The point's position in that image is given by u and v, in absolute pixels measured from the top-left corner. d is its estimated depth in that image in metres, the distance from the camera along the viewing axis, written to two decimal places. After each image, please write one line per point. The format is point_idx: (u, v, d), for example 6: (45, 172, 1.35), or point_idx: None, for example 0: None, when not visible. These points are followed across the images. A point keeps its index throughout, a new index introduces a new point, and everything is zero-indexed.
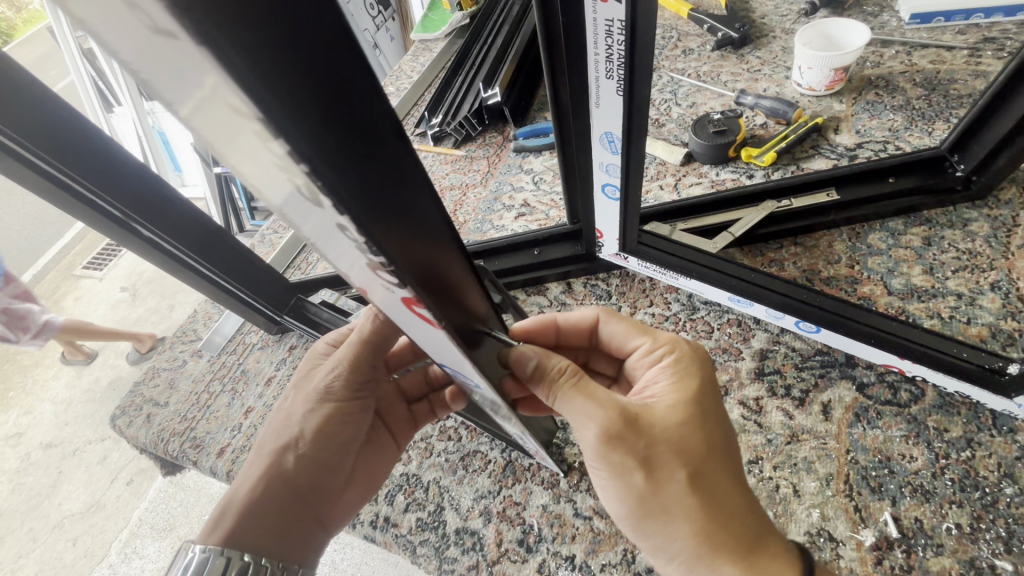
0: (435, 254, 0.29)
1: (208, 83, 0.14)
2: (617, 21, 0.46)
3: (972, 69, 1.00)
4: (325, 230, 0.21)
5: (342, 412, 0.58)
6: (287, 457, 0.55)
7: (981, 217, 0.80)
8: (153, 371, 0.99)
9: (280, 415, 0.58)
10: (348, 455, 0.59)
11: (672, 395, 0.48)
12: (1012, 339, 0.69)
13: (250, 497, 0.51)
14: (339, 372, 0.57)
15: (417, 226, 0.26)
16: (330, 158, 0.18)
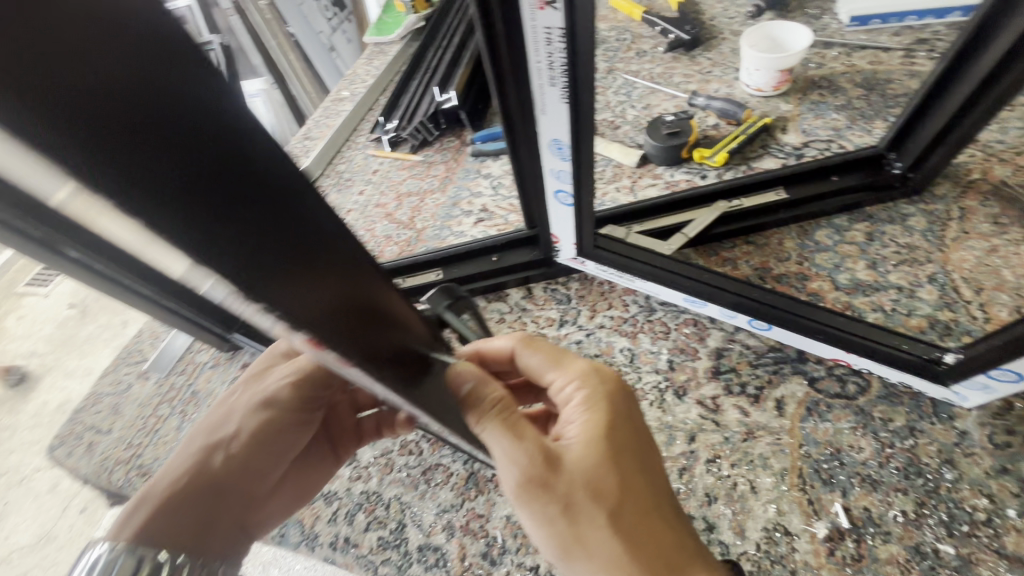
0: (333, 282, 0.31)
1: (59, 178, 0.17)
2: (556, 29, 0.46)
3: (906, 69, 1.04)
4: (192, 275, 0.23)
5: (281, 421, 0.60)
6: (215, 456, 0.56)
7: (918, 212, 0.84)
8: (95, 397, 0.93)
9: (221, 410, 0.60)
10: (277, 464, 0.60)
11: (580, 432, 0.49)
12: (948, 329, 0.72)
13: (171, 490, 0.52)
14: (290, 381, 0.59)
15: (306, 256, 0.28)
16: (195, 222, 0.21)
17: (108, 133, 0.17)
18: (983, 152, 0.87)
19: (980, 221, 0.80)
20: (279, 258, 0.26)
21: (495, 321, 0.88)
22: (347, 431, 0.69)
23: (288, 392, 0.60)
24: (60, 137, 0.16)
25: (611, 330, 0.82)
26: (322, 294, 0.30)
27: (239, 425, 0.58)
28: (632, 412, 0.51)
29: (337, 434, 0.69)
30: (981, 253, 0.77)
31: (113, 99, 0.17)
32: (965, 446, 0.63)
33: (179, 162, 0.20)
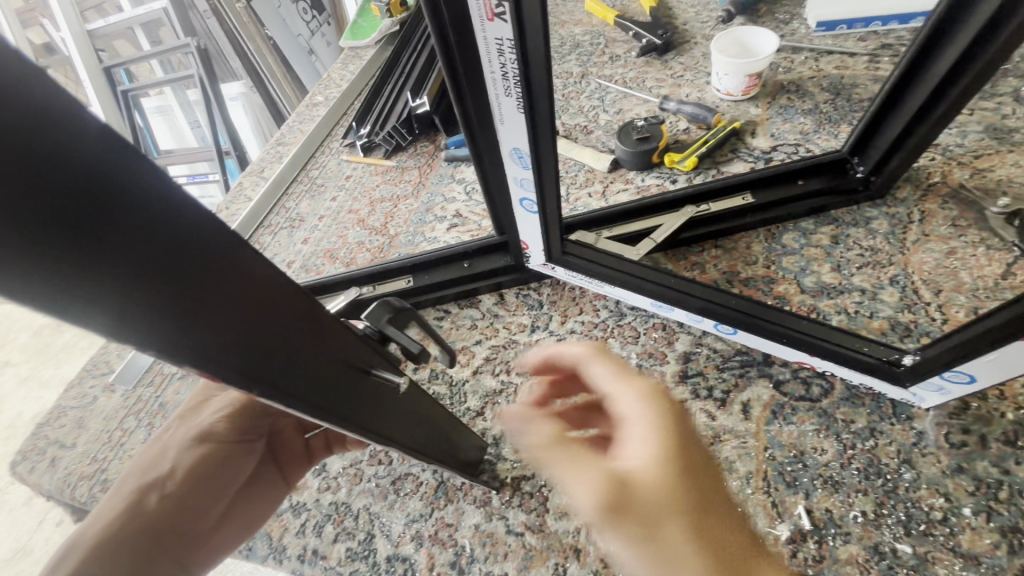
0: (259, 325, 0.34)
1: None
2: (506, 40, 0.46)
3: (871, 74, 1.06)
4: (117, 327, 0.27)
5: (223, 454, 0.53)
6: (149, 498, 0.47)
7: (881, 215, 0.85)
8: (59, 411, 0.91)
9: (153, 446, 0.51)
10: (221, 500, 0.53)
11: (650, 443, 0.42)
12: (908, 331, 0.73)
13: (100, 537, 0.42)
14: (231, 408, 0.54)
15: (226, 304, 0.31)
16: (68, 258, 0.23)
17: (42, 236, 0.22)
18: (943, 155, 0.89)
19: (940, 224, 0.82)
20: (193, 310, 0.29)
21: (466, 328, 0.87)
22: (296, 453, 0.63)
23: (226, 423, 0.54)
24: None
25: (582, 335, 0.82)
26: (240, 337, 0.32)
27: (173, 462, 0.50)
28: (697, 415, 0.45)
29: (285, 459, 0.63)
30: (941, 255, 0.79)
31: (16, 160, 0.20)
32: (923, 446, 0.64)
33: (99, 245, 0.24)
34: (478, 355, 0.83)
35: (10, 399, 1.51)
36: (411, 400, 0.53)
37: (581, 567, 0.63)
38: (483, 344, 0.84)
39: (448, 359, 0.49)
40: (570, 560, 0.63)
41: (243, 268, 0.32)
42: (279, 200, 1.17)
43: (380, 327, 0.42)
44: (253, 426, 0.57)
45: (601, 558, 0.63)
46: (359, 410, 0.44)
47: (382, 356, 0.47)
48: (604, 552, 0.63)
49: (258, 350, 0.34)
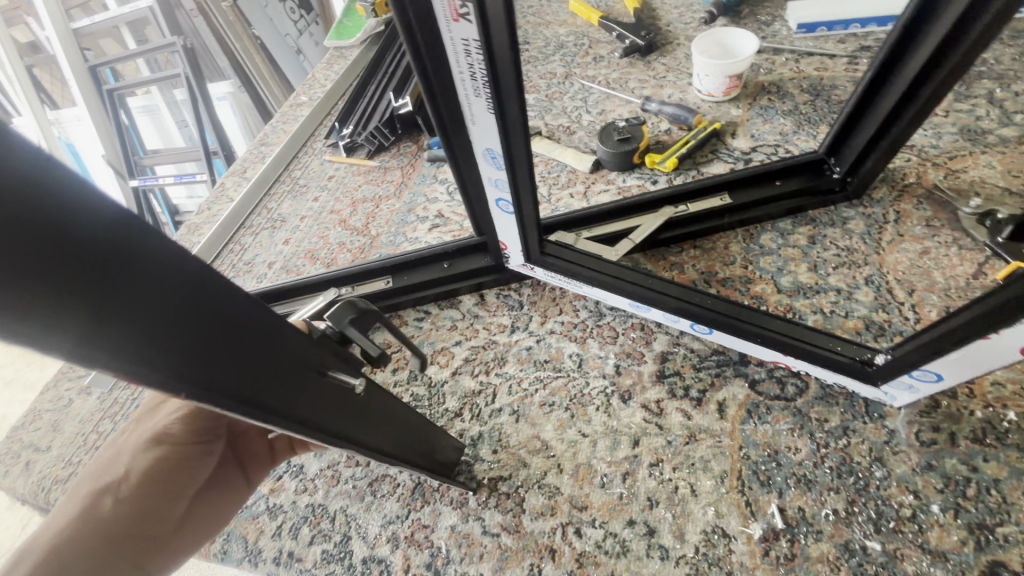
0: (209, 340, 0.33)
1: None
2: (473, 41, 0.46)
3: (850, 75, 1.07)
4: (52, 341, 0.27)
5: (180, 455, 0.52)
6: (103, 501, 0.46)
7: (857, 215, 0.86)
8: (34, 414, 0.90)
9: (108, 452, 0.50)
10: (179, 500, 0.51)
11: None
12: (882, 330, 0.74)
13: (49, 547, 0.41)
14: (186, 409, 0.53)
15: (169, 320, 0.30)
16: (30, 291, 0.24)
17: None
18: (919, 156, 0.90)
19: (914, 224, 0.83)
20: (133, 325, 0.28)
21: (446, 329, 0.87)
22: (259, 453, 0.62)
23: (182, 425, 0.53)
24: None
25: (561, 335, 0.82)
26: (189, 350, 0.31)
27: (127, 467, 0.48)
28: None
29: (249, 459, 0.62)
30: (915, 255, 0.80)
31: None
32: (894, 444, 0.65)
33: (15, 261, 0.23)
34: (458, 356, 0.83)
35: None
36: (379, 402, 0.52)
37: (556, 567, 0.63)
38: (463, 345, 0.84)
39: (418, 362, 0.48)
40: (545, 561, 0.64)
41: (192, 280, 0.31)
42: (261, 200, 1.16)
43: (342, 328, 0.42)
44: (208, 427, 0.56)
45: (576, 558, 0.63)
46: (320, 416, 0.43)
47: (343, 357, 0.46)
48: (579, 552, 0.63)
49: (210, 364, 0.33)
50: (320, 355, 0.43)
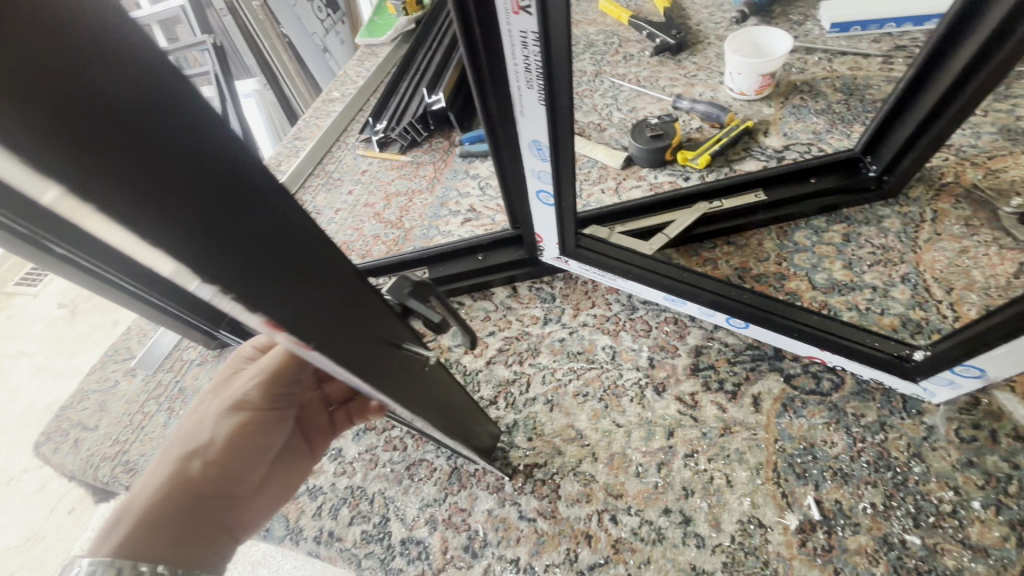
0: (319, 282, 0.31)
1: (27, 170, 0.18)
2: (531, 33, 0.48)
3: (885, 75, 1.07)
4: (178, 274, 0.25)
5: (258, 421, 0.55)
6: (192, 463, 0.48)
7: (893, 214, 0.86)
8: (82, 394, 0.94)
9: (192, 419, 0.54)
10: (258, 465, 0.55)
11: None
12: (919, 327, 0.74)
13: (150, 504, 0.44)
14: (261, 378, 0.55)
15: (283, 254, 0.28)
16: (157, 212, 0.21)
17: (101, 167, 0.19)
18: (957, 156, 0.90)
19: (952, 223, 0.83)
20: (255, 251, 0.26)
21: (480, 320, 0.89)
22: (321, 424, 0.67)
23: (259, 392, 0.55)
24: (39, 143, 0.17)
25: (594, 327, 0.83)
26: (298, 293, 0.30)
27: (212, 433, 0.52)
28: None
29: (311, 430, 0.66)
30: (953, 254, 0.80)
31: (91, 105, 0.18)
32: (932, 440, 0.65)
33: (176, 202, 0.22)
34: (492, 346, 0.85)
35: (24, 389, 1.37)
36: (438, 378, 0.52)
37: (593, 552, 0.64)
38: (496, 335, 0.86)
39: (470, 341, 0.49)
40: (582, 546, 0.65)
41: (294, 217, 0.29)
42: (296, 193, 1.19)
43: (403, 300, 0.43)
44: (287, 394, 0.58)
45: (612, 545, 0.64)
46: (396, 389, 0.43)
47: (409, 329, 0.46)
48: (615, 539, 0.64)
49: (317, 307, 0.31)
50: (395, 329, 0.42)
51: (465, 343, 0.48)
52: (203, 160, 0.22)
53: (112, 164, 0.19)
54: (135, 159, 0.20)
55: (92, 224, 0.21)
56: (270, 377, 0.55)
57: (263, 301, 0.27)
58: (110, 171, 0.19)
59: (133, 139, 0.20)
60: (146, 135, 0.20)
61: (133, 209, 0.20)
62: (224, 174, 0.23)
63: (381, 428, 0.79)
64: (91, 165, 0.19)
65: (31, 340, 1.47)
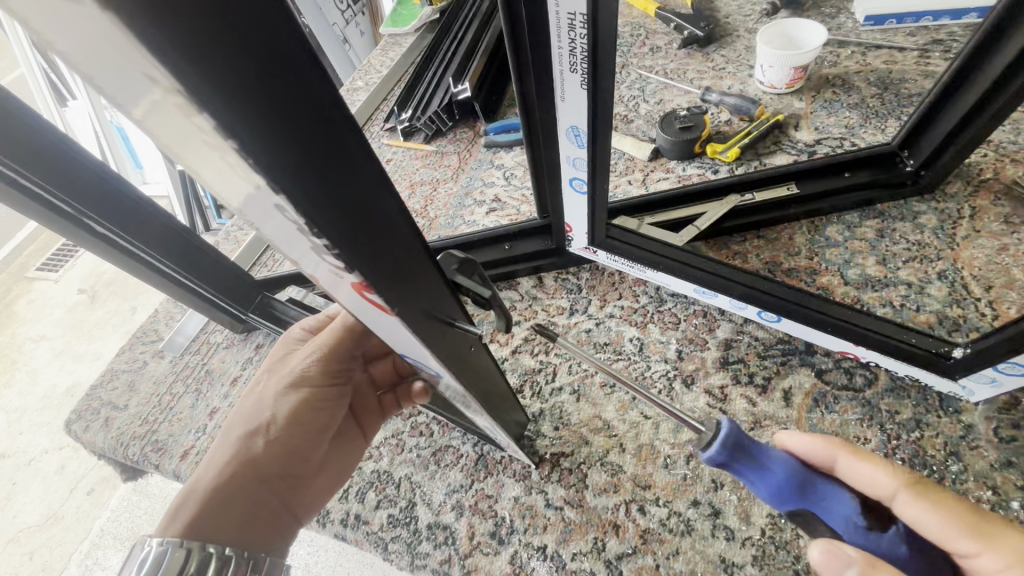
0: (400, 245, 0.30)
1: (161, 89, 0.15)
2: (579, 15, 0.48)
3: (921, 69, 1.04)
4: (276, 223, 0.24)
5: (316, 399, 0.54)
6: (255, 442, 0.50)
7: (930, 210, 0.84)
8: (111, 373, 0.95)
9: (252, 397, 0.54)
10: (316, 445, 0.55)
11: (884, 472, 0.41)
12: (957, 325, 0.73)
13: (217, 483, 0.46)
14: (318, 355, 0.54)
15: (376, 211, 0.27)
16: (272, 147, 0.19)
17: (231, 93, 0.17)
18: (997, 152, 0.88)
19: (991, 220, 0.81)
20: (355, 205, 0.25)
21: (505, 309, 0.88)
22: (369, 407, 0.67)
23: (317, 368, 0.54)
24: (190, 73, 0.15)
25: (621, 319, 0.82)
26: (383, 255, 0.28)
27: (273, 410, 0.52)
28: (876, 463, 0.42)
29: (357, 412, 0.66)
30: (992, 251, 0.78)
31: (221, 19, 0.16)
32: (971, 439, 0.64)
33: (289, 142, 0.20)
34: (517, 336, 0.85)
35: (45, 371, 1.38)
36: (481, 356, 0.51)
37: (621, 542, 0.64)
38: (522, 325, 0.86)
39: (507, 324, 0.47)
40: (609, 535, 0.65)
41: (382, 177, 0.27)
42: None
43: (450, 276, 0.43)
44: (343, 371, 0.57)
45: (639, 535, 0.64)
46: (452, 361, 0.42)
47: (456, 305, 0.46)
48: (643, 529, 0.64)
49: (400, 268, 0.30)
50: (452, 302, 0.41)
51: (500, 325, 0.47)
52: (319, 102, 0.21)
53: (241, 94, 0.17)
54: (259, 93, 0.18)
55: (210, 170, 0.20)
56: (328, 354, 0.54)
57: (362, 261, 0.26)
58: (245, 108, 0.17)
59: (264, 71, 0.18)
60: (268, 65, 0.18)
61: (263, 152, 0.19)
62: (333, 116, 0.22)
63: (408, 414, 0.79)
64: (215, 82, 0.16)
65: (54, 324, 1.48)
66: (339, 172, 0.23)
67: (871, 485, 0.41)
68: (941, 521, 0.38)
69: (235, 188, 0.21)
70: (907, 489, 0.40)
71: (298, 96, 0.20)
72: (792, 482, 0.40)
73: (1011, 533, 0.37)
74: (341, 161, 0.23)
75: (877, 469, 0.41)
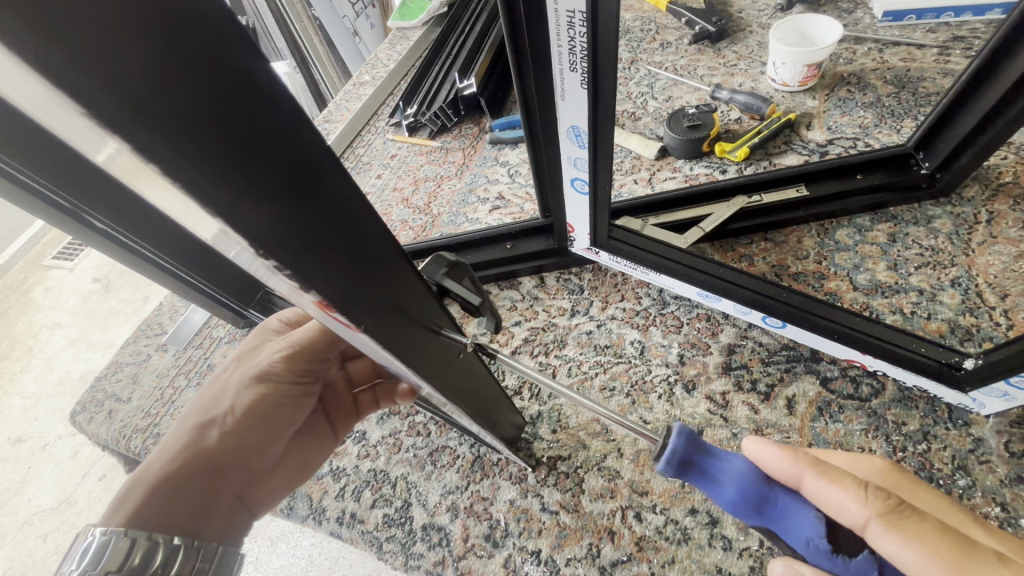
0: (364, 260, 0.31)
1: (113, 145, 0.16)
2: (578, 13, 0.46)
3: (941, 67, 1.01)
4: (223, 240, 0.24)
5: (279, 393, 0.55)
6: (209, 434, 0.50)
7: (945, 215, 0.82)
8: (115, 366, 0.96)
9: (215, 387, 0.55)
10: (276, 441, 0.56)
11: (850, 491, 0.35)
12: (969, 334, 0.71)
13: (165, 471, 0.46)
14: (287, 350, 0.54)
15: (334, 227, 0.27)
16: (232, 186, 0.20)
17: (185, 142, 0.18)
18: (1017, 155, 0.85)
19: (1008, 226, 0.79)
20: (304, 222, 0.25)
21: (506, 309, 0.87)
22: (344, 406, 0.68)
23: (283, 364, 0.55)
24: (141, 132, 0.16)
25: (623, 321, 0.81)
26: (344, 273, 0.29)
27: (232, 402, 0.52)
28: (839, 479, 0.36)
29: (334, 411, 0.67)
30: (1009, 258, 0.76)
31: (174, 70, 0.17)
32: (980, 453, 0.62)
33: (248, 178, 0.21)
34: (517, 336, 0.84)
35: (59, 358, 1.40)
36: (471, 363, 0.51)
37: (616, 549, 0.63)
38: (523, 325, 0.85)
39: (496, 326, 0.46)
40: (604, 542, 0.64)
41: (349, 197, 0.28)
42: None
43: (437, 280, 0.42)
44: (311, 370, 0.58)
45: (635, 542, 0.63)
46: (434, 369, 0.43)
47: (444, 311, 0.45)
48: (639, 536, 0.63)
49: (363, 282, 0.31)
50: (426, 307, 0.41)
51: (489, 327, 0.46)
52: (265, 122, 0.21)
53: (196, 138, 0.18)
54: (215, 136, 0.19)
55: (148, 187, 0.20)
56: (294, 350, 0.55)
57: (312, 276, 0.26)
58: (197, 151, 0.18)
59: (201, 98, 0.18)
60: (225, 107, 0.19)
61: (203, 177, 0.19)
62: (283, 135, 0.22)
63: (405, 413, 0.79)
64: (167, 136, 0.17)
65: (67, 313, 1.49)
66: (299, 196, 0.24)
67: (841, 510, 0.36)
68: (918, 556, 0.33)
69: (197, 221, 0.22)
70: (879, 519, 0.34)
71: (240, 119, 0.20)
72: (749, 500, 0.37)
73: (1001, 568, 0.31)
74: (288, 179, 0.23)
75: (846, 492, 0.36)
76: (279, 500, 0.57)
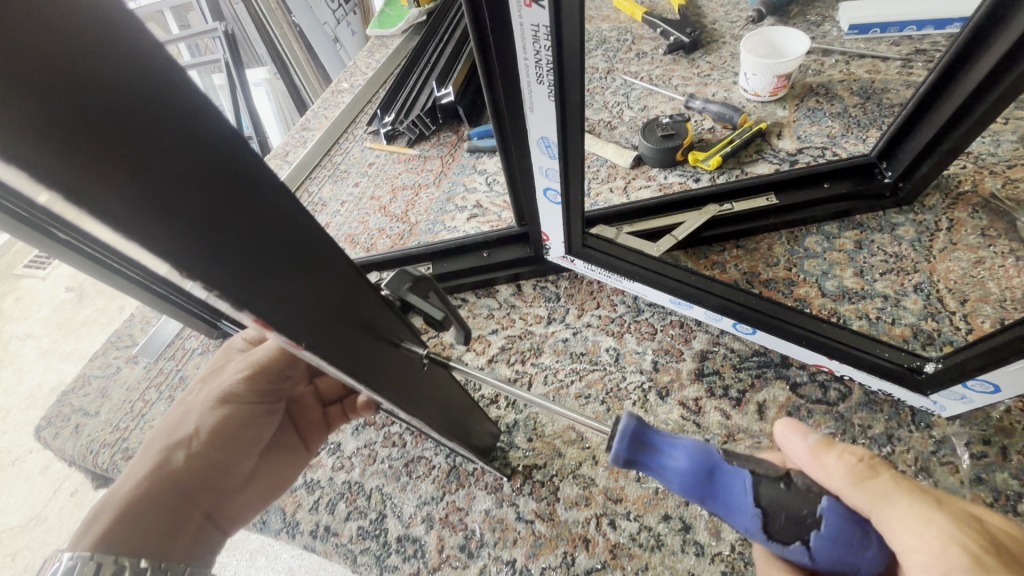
0: (316, 273, 0.32)
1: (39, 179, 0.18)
2: (543, 27, 0.48)
3: (903, 79, 1.04)
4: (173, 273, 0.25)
5: (244, 414, 0.54)
6: (176, 455, 0.49)
7: (908, 222, 0.84)
8: (84, 380, 0.94)
9: (179, 410, 0.54)
10: (244, 458, 0.55)
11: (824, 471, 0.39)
12: (931, 339, 0.73)
13: (133, 496, 0.45)
14: (248, 372, 0.54)
15: (282, 241, 0.28)
16: (161, 210, 0.22)
17: (112, 171, 0.20)
18: (975, 164, 0.88)
19: (968, 233, 0.81)
20: (250, 241, 0.26)
21: (483, 317, 0.87)
22: (314, 420, 0.67)
23: (245, 385, 0.54)
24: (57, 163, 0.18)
25: (598, 329, 0.82)
26: (294, 289, 0.30)
27: (197, 424, 0.52)
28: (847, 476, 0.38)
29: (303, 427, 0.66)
30: (968, 264, 0.78)
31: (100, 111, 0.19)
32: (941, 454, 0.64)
33: (182, 198, 0.22)
34: (494, 344, 0.84)
35: (30, 369, 1.36)
36: (435, 376, 0.52)
37: (590, 557, 0.64)
38: (500, 333, 0.85)
39: (464, 337, 0.47)
40: (579, 550, 0.64)
41: (299, 215, 0.29)
42: (302, 183, 1.18)
43: (401, 295, 0.42)
44: (275, 389, 0.57)
45: (610, 549, 0.64)
46: (397, 385, 0.43)
47: (408, 325, 0.45)
48: (613, 543, 0.64)
49: (314, 294, 0.32)
50: (386, 321, 0.41)
51: (456, 339, 0.46)
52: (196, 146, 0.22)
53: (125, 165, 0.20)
54: (145, 165, 0.21)
55: (84, 220, 0.21)
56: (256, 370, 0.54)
57: (253, 298, 0.27)
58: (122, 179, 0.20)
59: (123, 129, 0.20)
60: (157, 140, 0.21)
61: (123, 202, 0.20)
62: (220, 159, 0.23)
63: (380, 424, 0.78)
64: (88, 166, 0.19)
65: (39, 323, 1.45)
66: (244, 216, 0.26)
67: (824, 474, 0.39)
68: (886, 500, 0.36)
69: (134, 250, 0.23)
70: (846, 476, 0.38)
71: (166, 147, 0.21)
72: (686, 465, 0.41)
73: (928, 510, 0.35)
74: (232, 201, 0.25)
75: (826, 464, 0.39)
76: (252, 517, 0.56)
